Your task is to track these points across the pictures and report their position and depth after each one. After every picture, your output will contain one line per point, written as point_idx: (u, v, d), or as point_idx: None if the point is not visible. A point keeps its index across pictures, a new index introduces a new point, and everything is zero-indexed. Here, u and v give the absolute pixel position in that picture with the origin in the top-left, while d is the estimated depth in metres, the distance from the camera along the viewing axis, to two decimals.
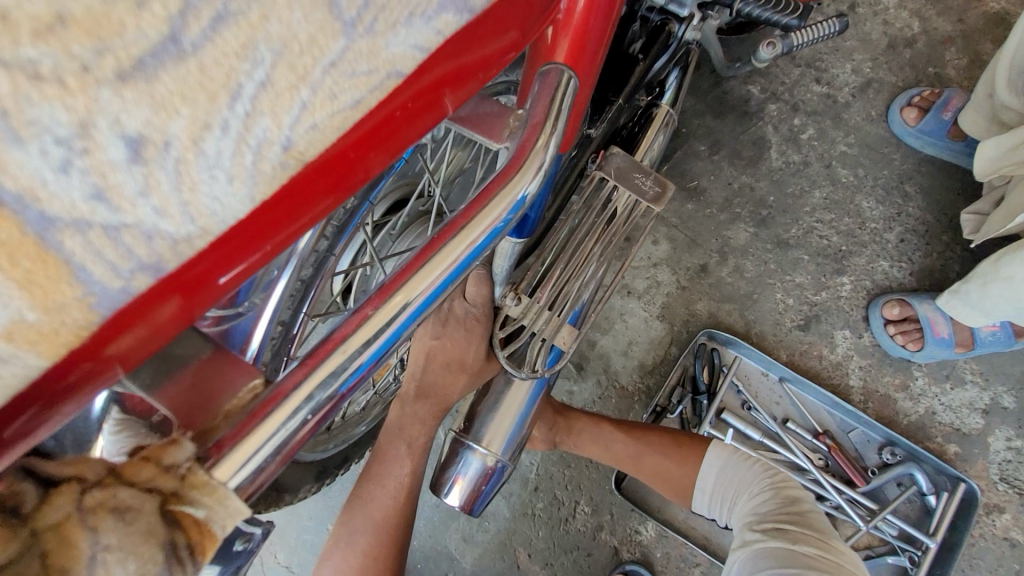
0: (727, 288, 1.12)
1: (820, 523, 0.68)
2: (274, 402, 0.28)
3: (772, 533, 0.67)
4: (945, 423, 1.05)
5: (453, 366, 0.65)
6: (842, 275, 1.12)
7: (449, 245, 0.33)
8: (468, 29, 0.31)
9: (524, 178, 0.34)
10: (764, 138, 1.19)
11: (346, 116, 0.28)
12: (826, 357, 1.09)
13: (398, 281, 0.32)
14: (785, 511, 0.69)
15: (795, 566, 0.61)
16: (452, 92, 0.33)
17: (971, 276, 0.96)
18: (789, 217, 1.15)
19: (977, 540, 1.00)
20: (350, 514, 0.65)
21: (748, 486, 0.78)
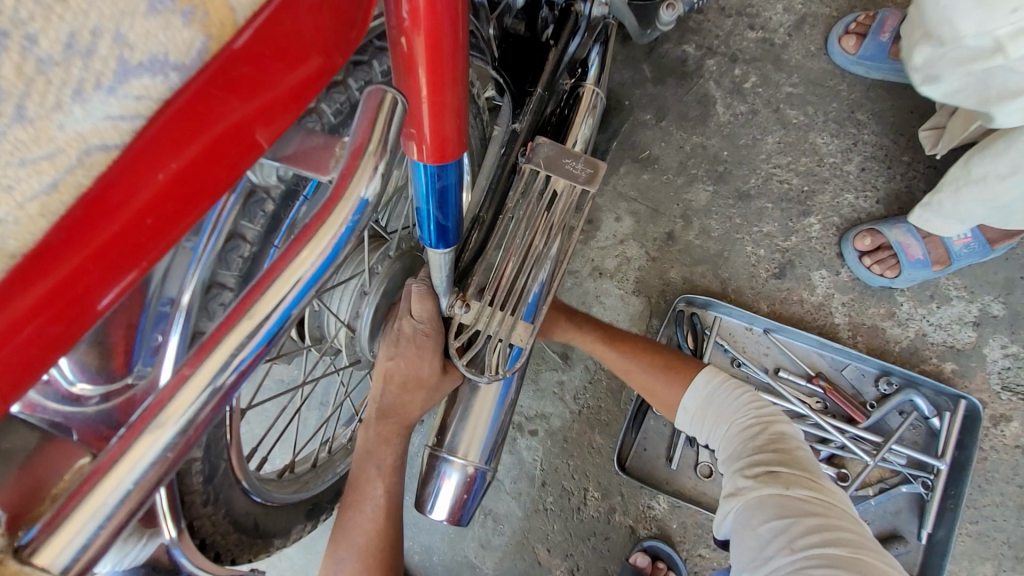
0: (697, 250, 1.12)
1: (807, 458, 0.69)
2: (95, 477, 0.28)
3: (764, 478, 0.66)
4: (937, 343, 1.04)
5: (409, 385, 0.66)
6: (810, 215, 1.12)
7: (272, 287, 0.31)
8: (258, 50, 0.28)
9: (349, 197, 0.31)
10: (708, 94, 1.18)
11: (78, 178, 0.24)
12: (807, 301, 1.08)
13: (221, 333, 0.31)
14: (775, 449, 0.69)
15: (796, 515, 0.61)
16: (267, 127, 0.30)
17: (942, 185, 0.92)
18: (746, 167, 1.14)
19: (990, 454, 0.98)
20: (337, 544, 0.66)
21: (733, 415, 0.76)
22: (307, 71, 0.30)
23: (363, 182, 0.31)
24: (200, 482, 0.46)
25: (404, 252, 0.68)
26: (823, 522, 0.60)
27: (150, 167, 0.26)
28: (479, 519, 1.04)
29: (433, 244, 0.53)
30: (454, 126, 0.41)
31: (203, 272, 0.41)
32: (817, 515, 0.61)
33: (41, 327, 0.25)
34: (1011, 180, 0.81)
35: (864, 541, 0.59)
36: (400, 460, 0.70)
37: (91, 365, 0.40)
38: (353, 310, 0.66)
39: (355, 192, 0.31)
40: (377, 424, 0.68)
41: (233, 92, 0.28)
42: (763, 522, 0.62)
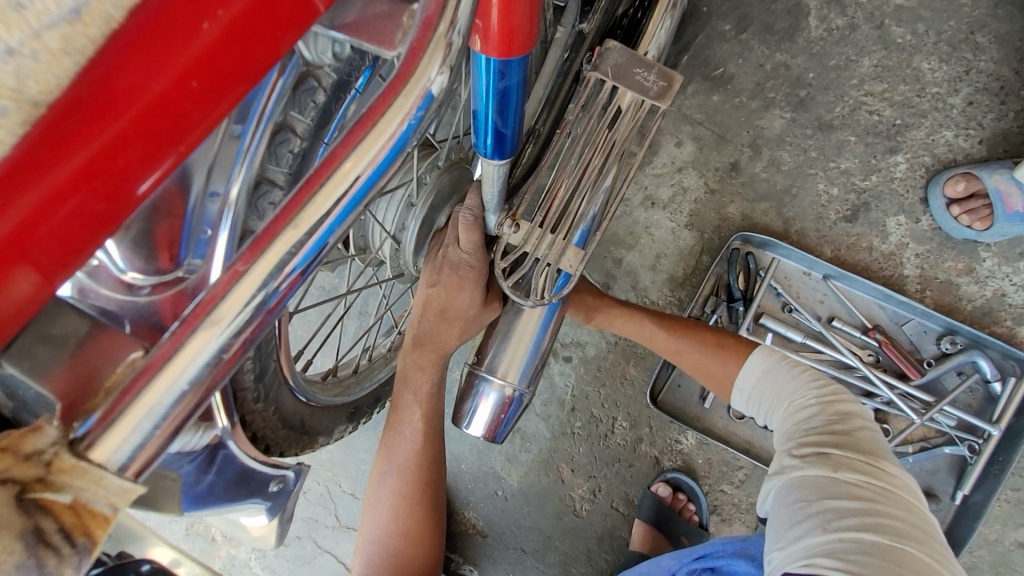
0: (762, 185, 1.03)
1: (869, 441, 0.62)
2: (150, 372, 0.27)
3: (810, 458, 0.61)
4: (1016, 305, 0.96)
5: (446, 314, 0.66)
6: (897, 154, 1.00)
7: (348, 161, 0.29)
8: None
9: (430, 67, 0.28)
10: (800, 4, 1.03)
11: (104, 8, 0.22)
12: (876, 248, 1.00)
13: (297, 204, 0.29)
14: (827, 426, 0.64)
15: (841, 500, 0.55)
16: None
17: None
18: (832, 94, 1.02)
19: None
20: (383, 458, 0.70)
21: (789, 395, 0.71)
22: None
23: (435, 65, 0.28)
24: (250, 380, 0.45)
25: (454, 163, 0.64)
26: (866, 511, 0.54)
27: (195, 13, 0.24)
28: (508, 435, 1.08)
29: (489, 155, 0.49)
30: (526, 14, 0.36)
31: (251, 167, 0.39)
32: (869, 503, 0.55)
33: (72, 213, 0.24)
34: None
35: (913, 533, 0.54)
36: (439, 387, 0.70)
37: (139, 258, 0.38)
38: (399, 221, 0.63)
39: (426, 77, 0.28)
40: (412, 350, 0.68)
41: None
42: (800, 497, 0.58)
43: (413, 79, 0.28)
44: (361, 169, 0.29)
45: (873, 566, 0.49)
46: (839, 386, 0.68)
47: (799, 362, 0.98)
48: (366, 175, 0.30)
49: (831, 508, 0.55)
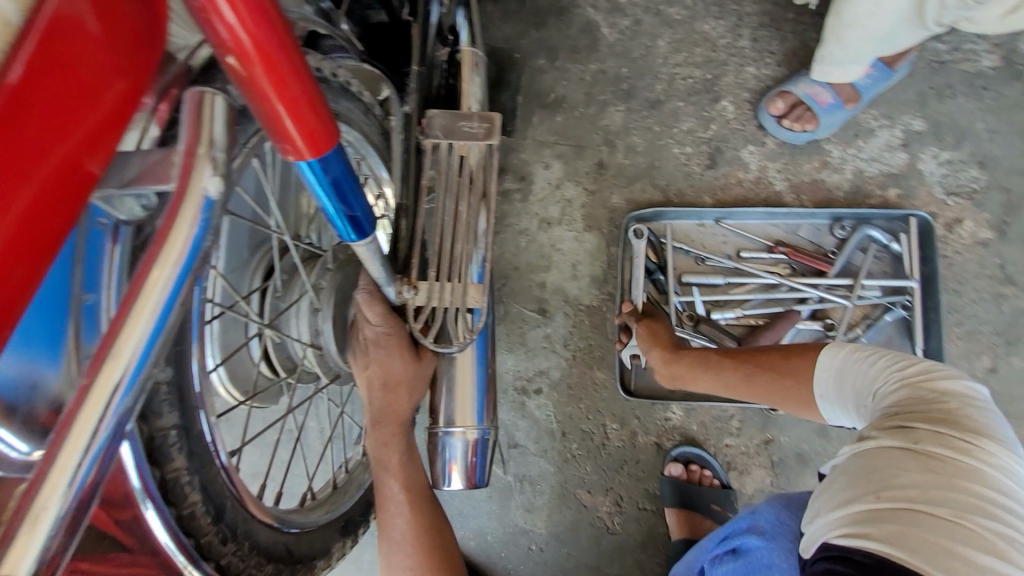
0: (629, 170, 1.14)
1: (967, 419, 0.53)
2: (22, 513, 0.26)
3: (882, 427, 0.55)
4: (875, 175, 1.07)
5: (391, 384, 0.68)
6: (722, 99, 1.13)
7: (154, 273, 0.29)
8: (55, 77, 0.25)
9: (202, 177, 0.30)
10: (590, 21, 1.20)
11: None
12: (745, 180, 1.10)
13: (116, 326, 0.29)
14: (905, 399, 0.57)
15: (896, 468, 0.50)
16: (95, 153, 0.28)
17: (825, 35, 0.91)
18: (648, 77, 1.16)
19: (954, 258, 1.02)
20: (382, 542, 0.69)
21: (867, 379, 0.63)
22: (115, 91, 0.28)
23: (207, 175, 0.30)
24: (208, 522, 0.46)
25: (342, 262, 0.68)
26: (927, 481, 0.48)
27: None
28: (516, 486, 1.07)
29: (350, 238, 0.55)
30: (316, 117, 0.43)
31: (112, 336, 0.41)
32: (943, 477, 0.48)
33: None
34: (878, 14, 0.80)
35: (976, 507, 0.46)
36: (410, 454, 0.72)
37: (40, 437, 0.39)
38: (312, 329, 0.67)
39: (200, 184, 0.30)
40: (374, 430, 0.70)
41: (47, 117, 0.25)
42: (858, 464, 0.54)
43: (192, 184, 0.30)
44: (167, 277, 0.30)
45: (893, 526, 0.46)
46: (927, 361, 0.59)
47: (732, 301, 1.05)
48: (174, 277, 0.30)
49: (886, 481, 0.50)
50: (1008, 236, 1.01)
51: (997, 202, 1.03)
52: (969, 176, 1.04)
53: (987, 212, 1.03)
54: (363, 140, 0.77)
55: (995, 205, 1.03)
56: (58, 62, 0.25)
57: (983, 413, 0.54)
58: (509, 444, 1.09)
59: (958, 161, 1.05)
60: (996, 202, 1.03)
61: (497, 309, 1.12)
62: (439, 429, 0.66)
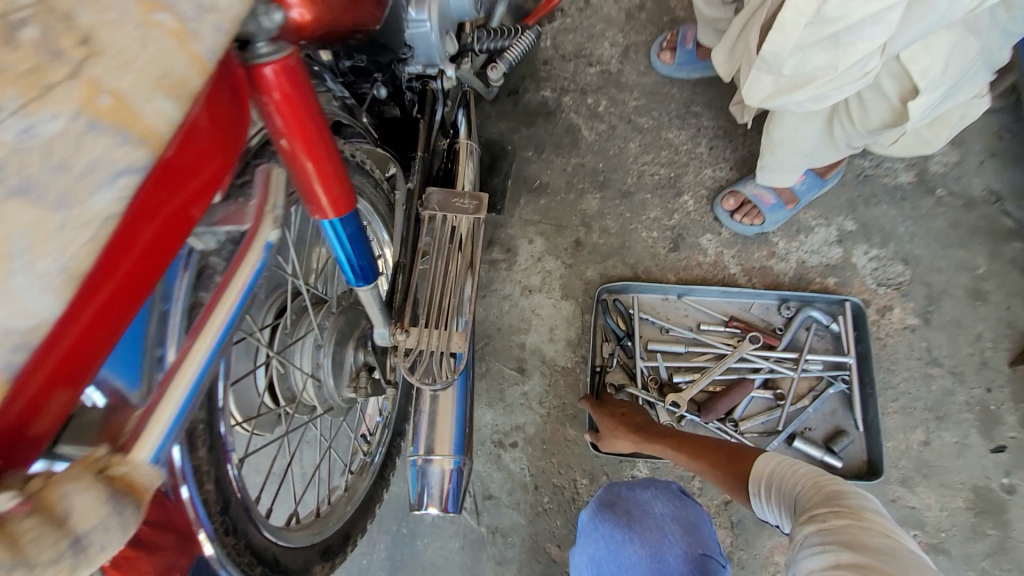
0: (603, 248, 1.29)
1: (866, 504, 0.64)
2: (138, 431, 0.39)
3: (819, 516, 0.64)
4: (815, 265, 1.23)
5: None
6: (684, 194, 1.32)
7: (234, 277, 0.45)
8: (189, 152, 0.38)
9: (267, 229, 0.47)
10: (572, 124, 1.41)
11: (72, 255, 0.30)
12: (703, 262, 1.26)
13: (209, 313, 0.44)
14: (819, 497, 0.67)
15: (836, 544, 0.59)
16: (201, 199, 0.39)
17: (761, 151, 1.08)
18: (621, 171, 1.35)
19: (886, 339, 1.15)
20: None
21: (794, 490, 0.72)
22: (219, 161, 0.40)
23: (269, 225, 0.47)
24: (219, 512, 0.52)
25: (344, 307, 0.80)
26: (854, 552, 0.58)
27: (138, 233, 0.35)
28: (488, 538, 1.10)
29: (357, 284, 0.66)
30: (339, 186, 0.55)
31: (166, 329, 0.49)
32: (868, 551, 0.57)
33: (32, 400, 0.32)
34: (801, 134, 0.98)
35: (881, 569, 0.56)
36: None
37: None
38: (314, 361, 0.76)
39: (265, 234, 0.46)
40: None
41: (186, 176, 0.37)
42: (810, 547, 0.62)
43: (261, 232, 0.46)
44: (243, 278, 0.45)
45: None
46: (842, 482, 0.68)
47: (692, 368, 1.16)
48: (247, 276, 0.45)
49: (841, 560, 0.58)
50: (931, 322, 1.16)
51: (919, 292, 1.18)
52: (894, 269, 1.21)
53: (911, 301, 1.18)
54: (371, 207, 0.91)
55: (918, 295, 1.18)
56: (194, 145, 0.38)
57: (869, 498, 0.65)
58: (484, 496, 1.13)
59: (885, 256, 1.22)
60: (918, 292, 1.18)
61: (479, 365, 1.21)
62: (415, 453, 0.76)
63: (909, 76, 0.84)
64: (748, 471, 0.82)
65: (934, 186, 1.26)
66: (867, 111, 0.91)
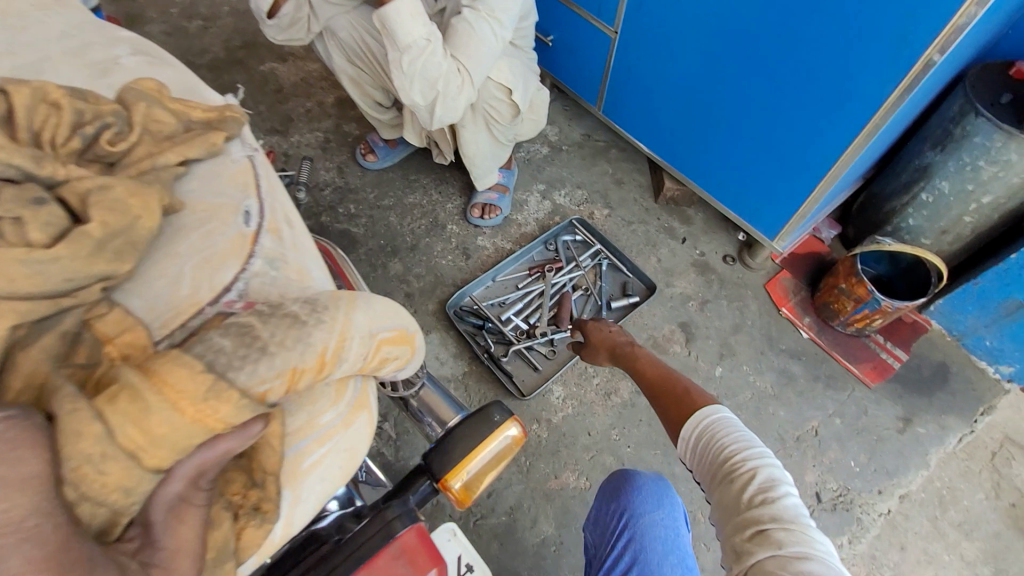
0: (426, 287, 1.65)
1: (796, 508, 0.71)
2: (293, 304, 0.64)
3: (756, 536, 0.71)
4: (545, 216, 1.84)
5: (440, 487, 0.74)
6: (447, 226, 1.79)
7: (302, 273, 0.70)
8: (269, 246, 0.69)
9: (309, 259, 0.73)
10: (342, 231, 1.75)
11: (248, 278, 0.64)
12: (490, 253, 1.74)
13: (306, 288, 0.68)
14: (753, 520, 0.72)
15: (787, 563, 0.66)
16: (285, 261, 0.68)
17: (469, 167, 1.66)
18: (399, 237, 1.75)
19: (604, 227, 1.82)
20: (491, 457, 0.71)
21: (724, 479, 0.79)
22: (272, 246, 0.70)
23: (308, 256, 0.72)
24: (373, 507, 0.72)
25: None
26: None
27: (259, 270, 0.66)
28: (510, 516, 1.31)
29: None
30: None
31: None
32: None
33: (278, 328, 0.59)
34: (478, 143, 1.61)
35: None
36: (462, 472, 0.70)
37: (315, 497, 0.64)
38: None
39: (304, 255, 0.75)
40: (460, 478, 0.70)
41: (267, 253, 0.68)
42: (766, 528, 0.70)
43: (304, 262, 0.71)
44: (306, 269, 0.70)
45: None
46: (769, 465, 0.77)
47: (533, 310, 1.60)
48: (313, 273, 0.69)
49: None
50: (615, 205, 1.88)
51: (598, 195, 1.89)
52: (580, 192, 1.90)
53: (599, 201, 1.88)
54: None
55: (599, 197, 1.89)
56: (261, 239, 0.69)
57: (790, 488, 0.74)
58: (486, 493, 1.33)
59: (571, 189, 1.91)
60: (598, 195, 1.89)
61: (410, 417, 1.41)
62: (437, 431, 0.98)
63: (506, 87, 1.49)
64: (686, 412, 0.91)
65: (562, 145, 2.01)
66: (501, 114, 1.55)
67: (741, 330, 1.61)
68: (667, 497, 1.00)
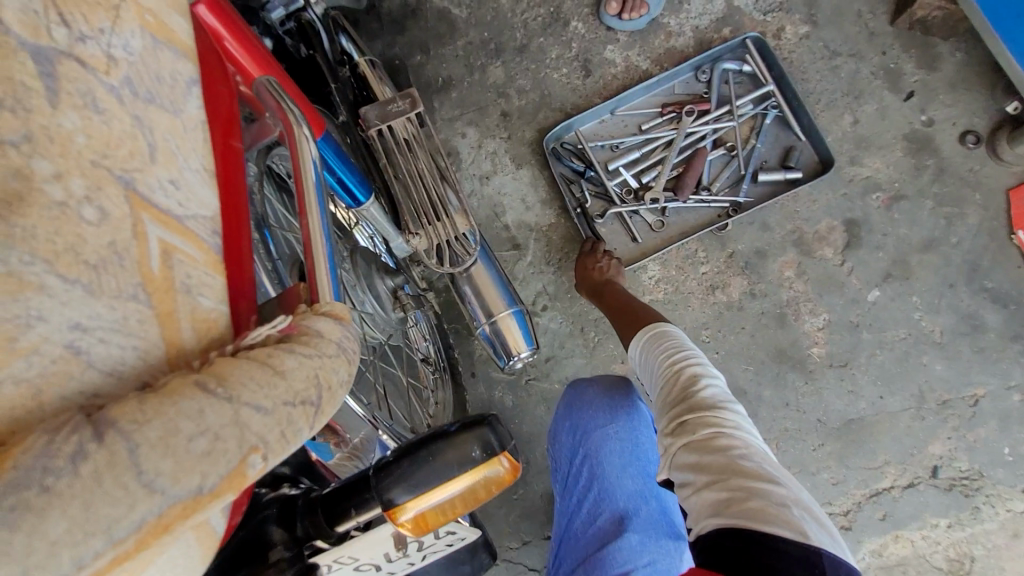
0: (528, 108, 1.33)
1: (716, 396, 0.70)
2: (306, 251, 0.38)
3: (676, 427, 0.70)
4: (709, 25, 1.31)
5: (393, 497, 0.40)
6: (571, 22, 1.35)
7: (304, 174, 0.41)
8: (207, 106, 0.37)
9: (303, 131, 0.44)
10: (439, 9, 1.38)
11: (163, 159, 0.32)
12: (617, 73, 1.32)
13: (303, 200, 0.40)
14: (675, 406, 0.72)
15: (705, 454, 0.64)
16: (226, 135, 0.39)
17: None
18: (507, 30, 1.36)
19: (791, 56, 1.27)
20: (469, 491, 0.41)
21: (653, 376, 0.79)
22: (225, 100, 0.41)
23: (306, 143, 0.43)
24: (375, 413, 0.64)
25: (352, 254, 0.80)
26: (720, 465, 0.62)
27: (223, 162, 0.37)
28: (564, 389, 1.23)
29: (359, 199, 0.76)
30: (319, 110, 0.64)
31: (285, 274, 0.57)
32: (726, 473, 0.61)
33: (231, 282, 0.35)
34: None
35: (729, 490, 0.60)
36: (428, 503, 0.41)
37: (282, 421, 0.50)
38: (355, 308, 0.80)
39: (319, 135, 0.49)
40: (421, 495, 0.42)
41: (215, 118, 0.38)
42: (689, 425, 0.68)
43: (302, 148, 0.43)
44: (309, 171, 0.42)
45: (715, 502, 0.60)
46: (689, 358, 0.76)
47: (652, 164, 1.26)
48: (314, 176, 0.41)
49: (707, 497, 0.61)
50: (821, 23, 1.27)
51: (801, 2, 1.28)
52: None
53: (798, 13, 1.28)
54: None
55: (801, 5, 1.28)
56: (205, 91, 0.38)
57: (716, 382, 0.73)
58: (543, 359, 1.24)
59: None
60: (800, 3, 1.28)
61: None
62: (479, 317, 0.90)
63: None
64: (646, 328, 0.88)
65: None
66: None
67: (933, 249, 1.19)
68: (623, 409, 0.89)
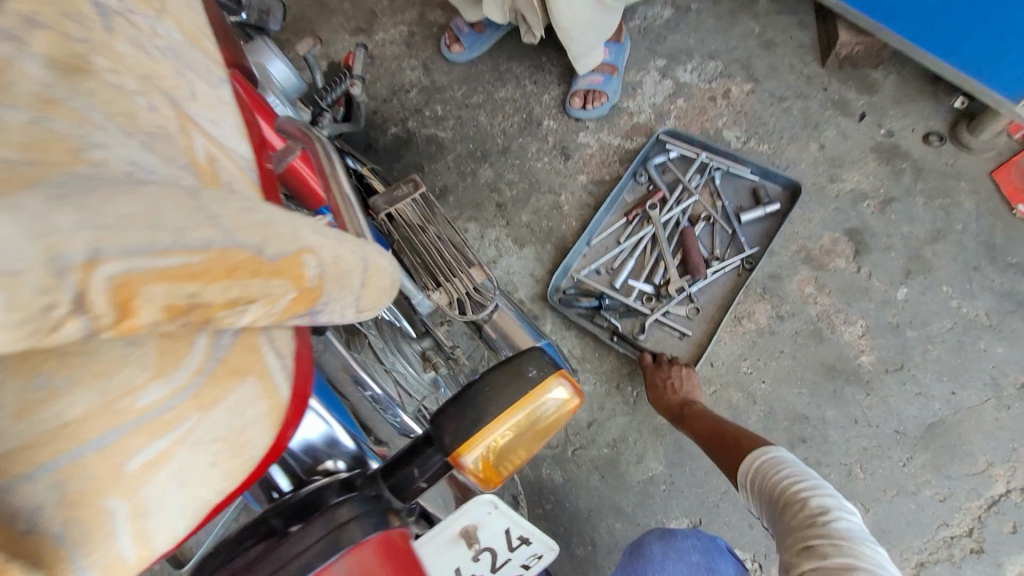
0: (520, 196, 1.45)
1: (848, 528, 0.64)
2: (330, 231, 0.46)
3: (805, 555, 0.65)
4: (664, 99, 1.48)
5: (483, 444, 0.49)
6: (543, 122, 1.53)
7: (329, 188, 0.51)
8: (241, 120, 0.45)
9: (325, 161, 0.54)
10: (427, 134, 1.57)
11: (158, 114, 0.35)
12: (593, 152, 1.46)
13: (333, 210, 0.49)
14: (799, 533, 0.66)
15: None
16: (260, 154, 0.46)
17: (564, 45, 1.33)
18: (489, 138, 1.53)
19: (743, 106, 1.41)
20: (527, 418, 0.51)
21: (767, 495, 0.74)
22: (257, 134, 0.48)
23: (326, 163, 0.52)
24: None
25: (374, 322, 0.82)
26: None
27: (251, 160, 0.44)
28: (614, 453, 1.15)
29: None
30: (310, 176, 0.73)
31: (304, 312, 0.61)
32: None
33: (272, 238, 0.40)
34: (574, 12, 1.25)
35: None
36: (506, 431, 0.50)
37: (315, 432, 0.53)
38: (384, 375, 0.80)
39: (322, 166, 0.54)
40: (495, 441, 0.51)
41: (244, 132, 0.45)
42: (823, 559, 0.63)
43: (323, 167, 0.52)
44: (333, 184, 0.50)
45: None
46: (810, 476, 0.70)
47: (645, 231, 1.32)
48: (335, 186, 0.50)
49: None
50: (761, 77, 1.43)
51: (737, 66, 1.46)
52: (712, 64, 1.48)
53: (738, 74, 1.45)
54: None
55: (738, 68, 1.46)
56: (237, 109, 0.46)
57: (848, 512, 0.66)
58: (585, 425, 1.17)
59: (700, 60, 1.49)
60: (737, 66, 1.46)
61: None
62: None
63: None
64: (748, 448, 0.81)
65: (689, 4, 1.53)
66: None
67: (942, 239, 1.20)
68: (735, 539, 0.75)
